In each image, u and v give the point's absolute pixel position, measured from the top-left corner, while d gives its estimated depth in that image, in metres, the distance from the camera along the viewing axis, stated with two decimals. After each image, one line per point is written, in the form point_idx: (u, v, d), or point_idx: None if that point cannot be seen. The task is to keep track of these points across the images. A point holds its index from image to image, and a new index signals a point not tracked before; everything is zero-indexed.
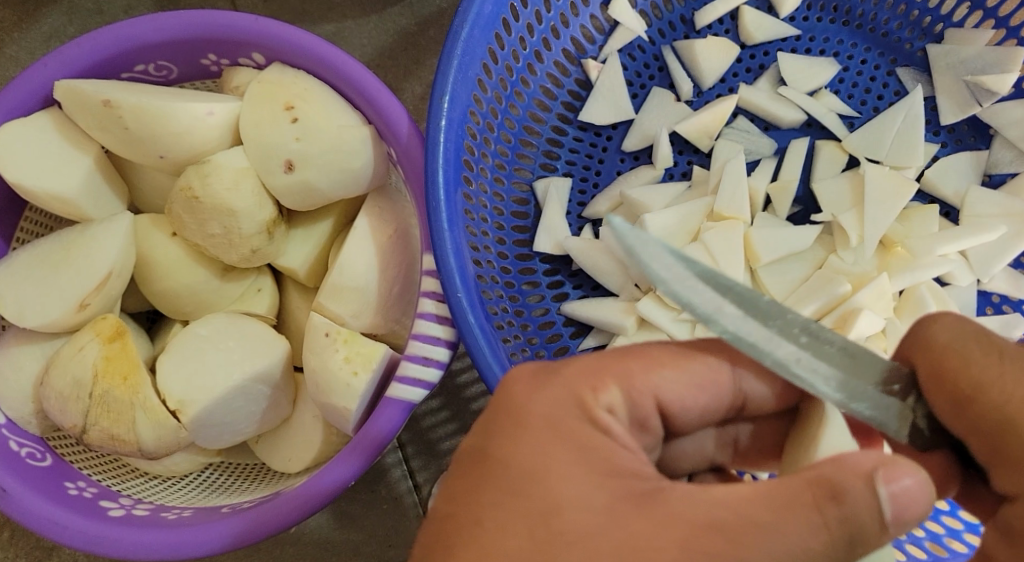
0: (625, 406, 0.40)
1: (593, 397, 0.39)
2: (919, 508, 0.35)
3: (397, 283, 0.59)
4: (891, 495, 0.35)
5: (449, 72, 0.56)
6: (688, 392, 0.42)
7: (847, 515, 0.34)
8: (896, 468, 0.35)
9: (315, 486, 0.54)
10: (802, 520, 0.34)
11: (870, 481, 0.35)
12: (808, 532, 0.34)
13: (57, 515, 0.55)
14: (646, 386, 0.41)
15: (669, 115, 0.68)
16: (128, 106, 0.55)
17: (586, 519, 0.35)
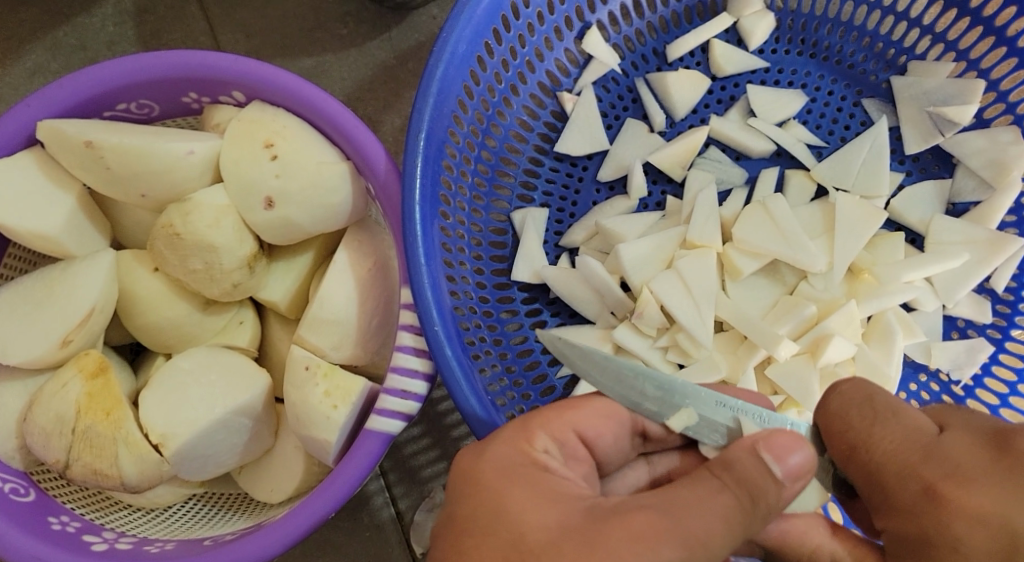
0: (553, 447, 0.47)
1: (527, 444, 0.45)
2: (798, 469, 0.43)
3: (376, 315, 0.60)
4: (774, 456, 0.43)
5: (425, 109, 0.57)
6: (602, 423, 0.49)
7: (742, 476, 0.42)
8: (775, 438, 0.43)
9: (294, 518, 0.54)
10: (706, 486, 0.42)
11: (753, 451, 0.43)
12: (717, 489, 0.42)
13: (40, 550, 0.56)
14: (565, 423, 0.47)
15: (641, 147, 0.69)
16: (110, 146, 0.56)
17: (550, 534, 0.41)
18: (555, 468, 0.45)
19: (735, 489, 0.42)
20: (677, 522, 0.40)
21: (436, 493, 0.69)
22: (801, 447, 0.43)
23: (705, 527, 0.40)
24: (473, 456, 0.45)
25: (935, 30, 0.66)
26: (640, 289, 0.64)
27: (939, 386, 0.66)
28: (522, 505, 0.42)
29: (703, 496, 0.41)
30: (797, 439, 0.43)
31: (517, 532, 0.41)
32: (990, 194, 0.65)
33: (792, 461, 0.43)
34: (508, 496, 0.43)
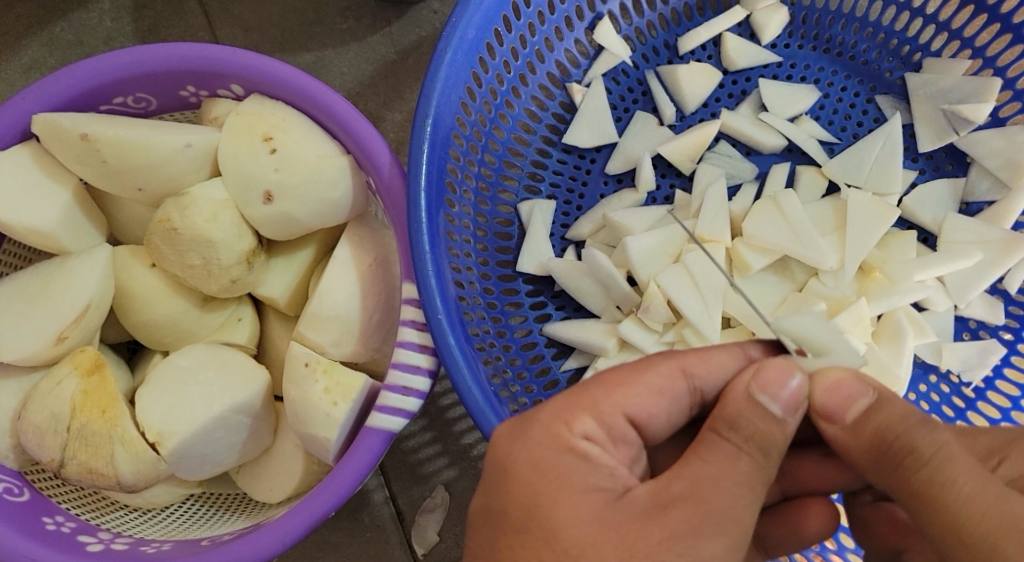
0: (601, 431, 0.44)
1: (566, 429, 0.43)
2: (794, 401, 0.42)
3: (377, 311, 0.59)
4: (770, 397, 0.42)
5: (433, 94, 0.56)
6: (653, 401, 0.45)
7: (750, 435, 0.42)
8: (767, 376, 0.42)
9: (291, 518, 0.53)
10: (723, 454, 0.41)
11: (748, 397, 0.42)
12: (736, 458, 0.41)
13: (35, 551, 0.55)
14: (613, 406, 0.44)
15: (650, 139, 0.69)
16: (106, 139, 0.55)
17: (583, 531, 0.41)
18: (595, 455, 0.43)
19: (748, 450, 0.42)
20: (707, 508, 0.40)
21: (438, 491, 0.68)
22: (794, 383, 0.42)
23: (732, 503, 0.41)
24: (507, 447, 0.44)
25: (951, 27, 0.66)
26: (647, 283, 0.63)
27: (949, 388, 0.65)
28: (558, 502, 0.42)
29: (727, 464, 0.41)
30: (783, 372, 0.42)
31: (552, 528, 0.42)
32: (1005, 194, 0.64)
33: (791, 393, 0.42)
34: (541, 491, 0.43)
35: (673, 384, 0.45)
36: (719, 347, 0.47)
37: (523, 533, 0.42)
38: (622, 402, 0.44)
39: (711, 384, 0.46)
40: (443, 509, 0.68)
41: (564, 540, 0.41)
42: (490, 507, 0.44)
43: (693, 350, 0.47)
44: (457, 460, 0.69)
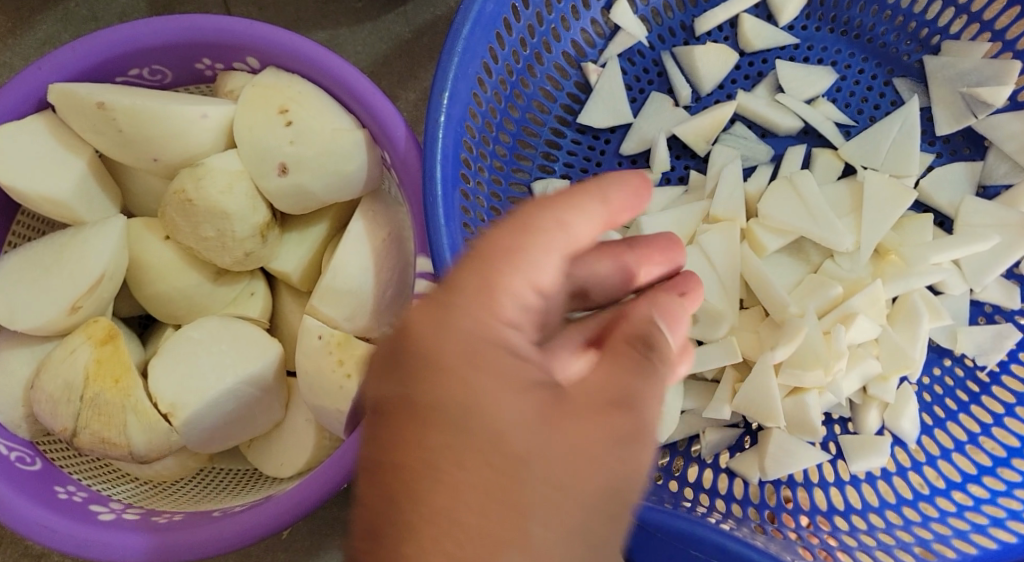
0: (530, 314, 0.37)
1: (494, 315, 0.36)
2: (637, 206, 0.39)
3: (390, 287, 0.59)
4: (668, 322, 0.40)
5: (450, 68, 0.56)
6: (557, 259, 0.37)
7: (653, 347, 0.37)
8: (670, 310, 0.40)
9: (306, 488, 0.53)
10: (633, 361, 0.36)
11: (648, 319, 0.38)
12: (643, 373, 0.36)
13: (48, 518, 0.55)
14: (525, 280, 0.36)
15: (667, 119, 0.69)
16: (122, 108, 0.54)
17: (526, 433, 0.34)
18: (524, 348, 0.36)
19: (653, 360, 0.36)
20: (624, 405, 0.35)
21: None
22: (641, 192, 0.39)
23: (659, 402, 0.36)
24: (435, 332, 0.35)
25: (971, 9, 0.65)
26: None
27: (963, 372, 0.64)
28: (499, 402, 0.34)
29: (627, 383, 0.36)
30: (639, 187, 0.39)
31: (488, 433, 0.34)
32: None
33: (682, 332, 0.41)
34: (478, 388, 0.34)
35: (542, 247, 0.37)
36: (565, 203, 0.37)
37: (409, 468, 0.34)
38: (530, 272, 0.36)
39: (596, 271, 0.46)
40: None
41: (479, 507, 0.33)
42: (393, 413, 0.35)
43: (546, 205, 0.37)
44: None
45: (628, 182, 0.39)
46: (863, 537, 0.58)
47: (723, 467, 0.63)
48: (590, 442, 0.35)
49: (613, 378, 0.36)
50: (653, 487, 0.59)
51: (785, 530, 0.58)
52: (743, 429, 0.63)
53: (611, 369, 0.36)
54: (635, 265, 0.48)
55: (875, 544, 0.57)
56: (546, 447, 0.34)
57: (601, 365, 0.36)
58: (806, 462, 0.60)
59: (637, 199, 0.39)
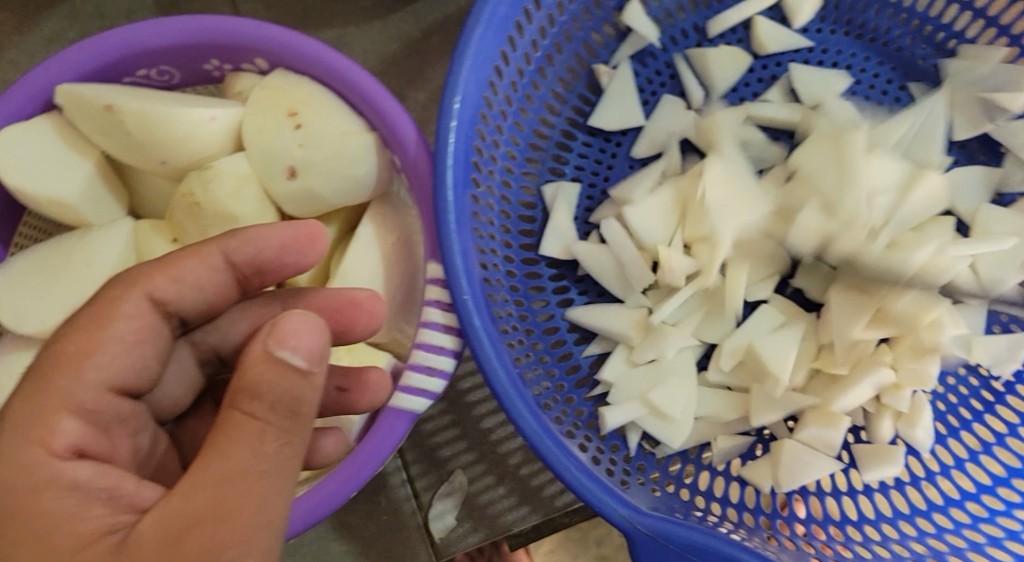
0: (84, 432, 0.42)
1: (45, 447, 0.40)
2: (317, 349, 0.40)
3: (400, 291, 0.59)
4: (290, 350, 0.40)
5: (461, 71, 0.55)
6: (126, 354, 0.44)
7: (277, 402, 0.39)
8: (279, 329, 0.40)
9: (317, 496, 0.53)
10: (249, 432, 0.39)
11: (266, 355, 0.39)
12: (261, 440, 0.39)
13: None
14: (85, 381, 0.42)
15: (680, 121, 0.68)
16: (131, 111, 0.53)
17: None
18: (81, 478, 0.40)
19: (274, 420, 0.39)
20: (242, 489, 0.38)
21: (455, 476, 0.68)
22: (315, 331, 0.40)
23: (268, 497, 0.38)
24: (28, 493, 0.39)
25: (988, 13, 0.64)
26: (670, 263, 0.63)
27: (978, 382, 0.63)
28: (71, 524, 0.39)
29: (238, 446, 0.38)
30: (307, 320, 0.40)
31: None
32: None
33: (309, 347, 0.40)
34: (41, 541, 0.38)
35: (149, 313, 0.45)
36: (181, 261, 0.47)
37: None
38: (98, 376, 0.43)
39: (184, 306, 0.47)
40: (460, 493, 0.68)
41: None
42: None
43: (157, 269, 0.46)
44: (476, 445, 0.69)
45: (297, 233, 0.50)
46: (876, 547, 0.57)
47: (735, 476, 0.62)
48: (247, 487, 0.38)
49: (249, 441, 0.39)
50: (663, 495, 0.59)
51: (798, 541, 0.57)
52: (755, 437, 0.64)
53: (228, 434, 0.39)
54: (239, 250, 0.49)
55: (890, 556, 0.56)
56: (204, 496, 0.38)
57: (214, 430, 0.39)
58: (818, 472, 0.60)
59: (315, 330, 0.40)
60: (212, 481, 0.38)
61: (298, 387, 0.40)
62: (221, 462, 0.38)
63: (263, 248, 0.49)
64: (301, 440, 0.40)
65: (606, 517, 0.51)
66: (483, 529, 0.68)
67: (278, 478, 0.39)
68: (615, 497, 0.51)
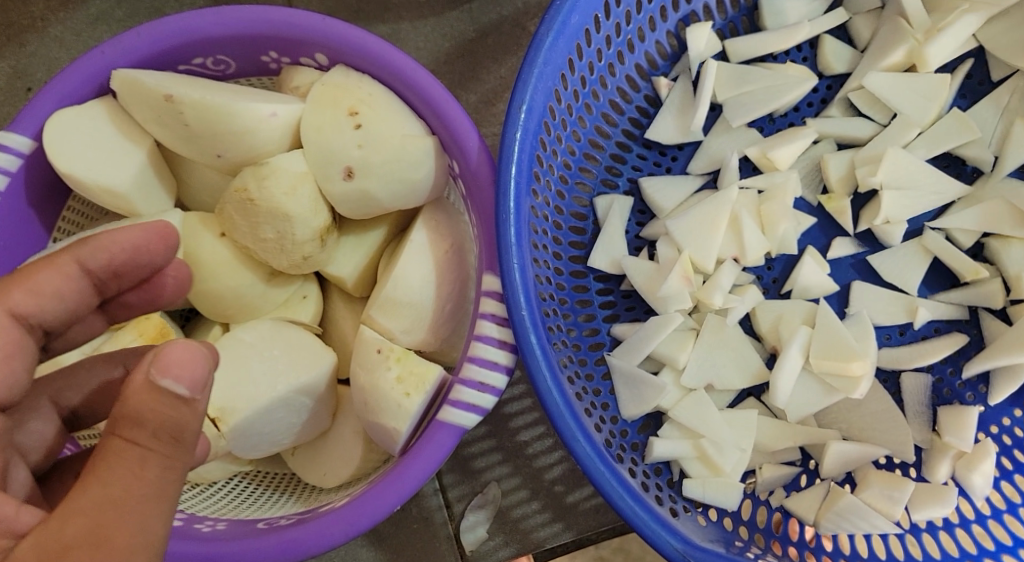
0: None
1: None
2: (200, 379, 0.39)
3: (450, 301, 0.57)
4: (169, 381, 0.39)
5: (530, 80, 0.53)
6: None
7: (156, 427, 0.39)
8: (160, 358, 0.38)
9: (361, 508, 0.51)
10: (127, 457, 0.38)
11: (150, 385, 0.38)
12: (139, 464, 0.39)
13: (178, 548, 0.52)
14: None
15: (739, 139, 0.66)
16: (190, 102, 0.52)
17: None
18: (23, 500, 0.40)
19: (151, 444, 0.39)
20: (128, 511, 0.38)
21: (489, 488, 0.67)
22: (199, 361, 0.39)
23: (144, 519, 0.38)
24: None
25: None
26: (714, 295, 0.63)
27: None
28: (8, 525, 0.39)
29: (119, 473, 0.38)
30: (189, 352, 0.39)
31: None
32: None
33: (193, 377, 0.39)
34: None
35: (14, 330, 0.45)
36: (37, 273, 0.46)
37: None
38: None
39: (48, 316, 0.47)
40: (492, 506, 0.67)
41: None
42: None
43: (15, 282, 0.46)
44: (511, 458, 0.67)
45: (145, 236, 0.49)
46: None
47: (779, 507, 0.61)
48: (121, 512, 0.38)
49: (118, 463, 0.38)
50: (708, 526, 0.58)
51: None
52: (800, 468, 0.62)
53: (109, 459, 0.38)
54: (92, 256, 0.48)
55: None
56: (78, 528, 0.37)
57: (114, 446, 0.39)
58: (868, 528, 0.58)
59: (197, 361, 0.39)
60: (89, 507, 0.38)
61: (175, 419, 0.39)
62: (101, 490, 0.38)
63: (115, 253, 0.49)
64: (184, 462, 0.40)
65: (660, 549, 0.50)
66: (516, 543, 0.66)
67: (160, 498, 0.39)
68: (669, 530, 0.51)
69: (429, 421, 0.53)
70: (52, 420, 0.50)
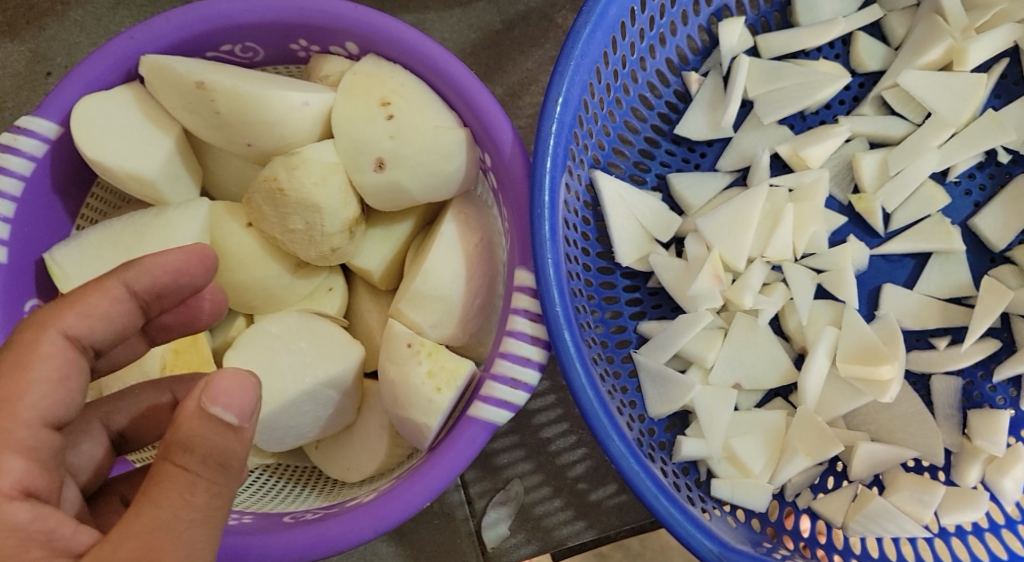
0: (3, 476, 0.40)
1: None
2: (248, 407, 0.40)
3: (479, 295, 0.57)
4: (220, 409, 0.39)
5: (566, 73, 0.53)
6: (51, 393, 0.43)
7: (206, 455, 0.39)
8: (210, 387, 0.39)
9: (390, 503, 0.51)
10: (179, 483, 0.38)
11: (201, 412, 0.39)
12: (188, 492, 0.38)
13: (233, 543, 0.52)
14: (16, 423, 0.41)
15: (769, 136, 0.66)
16: (223, 90, 0.51)
17: None
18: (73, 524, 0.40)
19: (201, 472, 0.39)
20: (178, 540, 0.38)
21: (512, 485, 0.66)
22: (246, 389, 0.40)
23: (194, 549, 0.38)
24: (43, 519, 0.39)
25: None
26: (741, 292, 0.62)
27: None
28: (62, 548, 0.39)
29: (169, 497, 0.38)
30: (241, 381, 0.39)
31: None
32: None
33: (242, 404, 0.39)
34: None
35: (67, 352, 0.44)
36: (86, 296, 0.45)
37: None
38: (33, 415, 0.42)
39: (93, 339, 0.45)
40: (515, 503, 0.66)
41: None
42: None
43: (66, 306, 0.44)
44: (534, 454, 0.67)
45: (181, 257, 0.48)
46: None
47: (806, 508, 0.61)
48: (173, 538, 0.37)
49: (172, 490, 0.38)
50: (737, 526, 0.57)
51: None
52: (827, 469, 0.62)
53: (160, 484, 0.38)
54: (136, 280, 0.46)
55: None
56: (129, 552, 0.37)
57: (166, 475, 0.38)
58: (896, 531, 0.58)
59: (245, 391, 0.40)
60: (140, 531, 0.37)
61: (222, 444, 0.39)
62: (153, 513, 0.38)
63: (158, 276, 0.47)
64: (230, 490, 0.40)
65: (694, 550, 0.50)
66: (537, 540, 0.66)
67: (208, 525, 0.39)
68: (702, 531, 0.50)
69: (459, 416, 0.52)
70: (102, 441, 0.50)
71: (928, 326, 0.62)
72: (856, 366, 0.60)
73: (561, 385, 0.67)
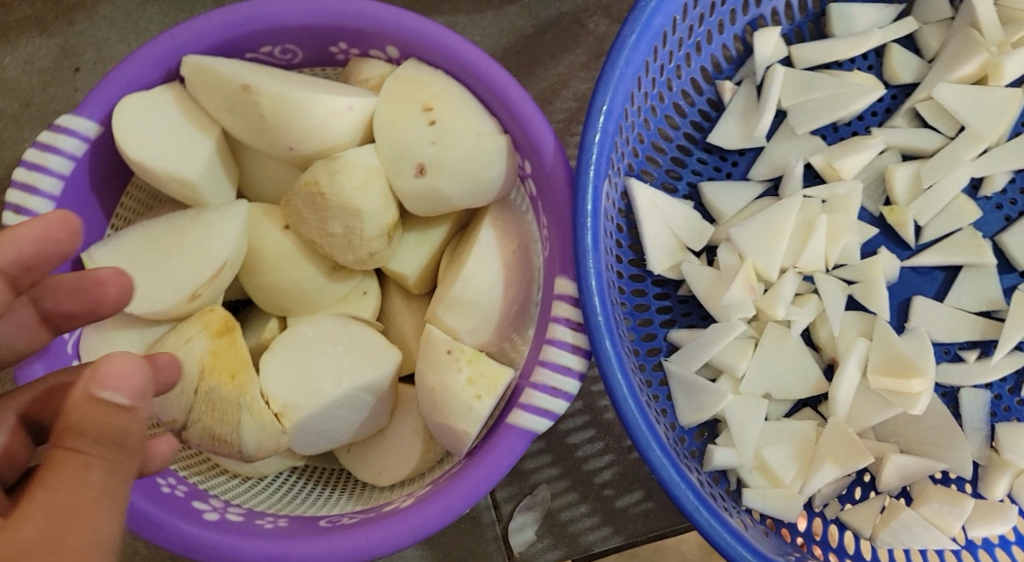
0: None
1: None
2: (138, 387, 0.38)
3: (516, 302, 0.57)
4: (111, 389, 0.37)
5: (611, 82, 0.53)
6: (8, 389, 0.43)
7: (95, 436, 0.37)
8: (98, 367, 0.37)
9: (428, 510, 0.51)
10: (67, 468, 0.36)
11: (89, 398, 0.37)
12: (80, 469, 0.37)
13: (151, 513, 0.51)
14: None
15: (802, 146, 0.66)
16: (267, 93, 0.52)
17: None
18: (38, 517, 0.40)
19: (88, 452, 0.37)
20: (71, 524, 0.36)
21: (539, 490, 0.66)
22: (135, 368, 0.37)
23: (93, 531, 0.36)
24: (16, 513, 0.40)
25: None
26: (773, 303, 0.62)
27: None
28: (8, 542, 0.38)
29: (60, 478, 0.36)
30: (128, 361, 0.37)
31: None
32: None
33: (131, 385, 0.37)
34: None
35: None
36: None
37: None
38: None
39: None
40: (542, 508, 0.66)
41: None
42: None
43: None
44: (561, 460, 0.67)
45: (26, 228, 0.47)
46: None
47: (834, 519, 0.61)
48: (74, 519, 0.36)
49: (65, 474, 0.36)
50: (770, 537, 0.58)
51: None
52: (855, 479, 0.62)
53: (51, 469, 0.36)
54: None
55: None
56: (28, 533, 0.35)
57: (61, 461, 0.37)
58: (926, 540, 0.58)
59: (137, 372, 0.38)
60: (37, 514, 0.35)
61: (125, 424, 0.37)
62: (47, 496, 0.36)
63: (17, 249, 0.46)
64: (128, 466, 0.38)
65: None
66: (563, 546, 0.66)
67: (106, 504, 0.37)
68: (743, 542, 0.50)
69: (498, 425, 0.52)
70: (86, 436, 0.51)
71: (958, 339, 0.63)
72: (888, 378, 0.60)
73: (588, 391, 0.67)
